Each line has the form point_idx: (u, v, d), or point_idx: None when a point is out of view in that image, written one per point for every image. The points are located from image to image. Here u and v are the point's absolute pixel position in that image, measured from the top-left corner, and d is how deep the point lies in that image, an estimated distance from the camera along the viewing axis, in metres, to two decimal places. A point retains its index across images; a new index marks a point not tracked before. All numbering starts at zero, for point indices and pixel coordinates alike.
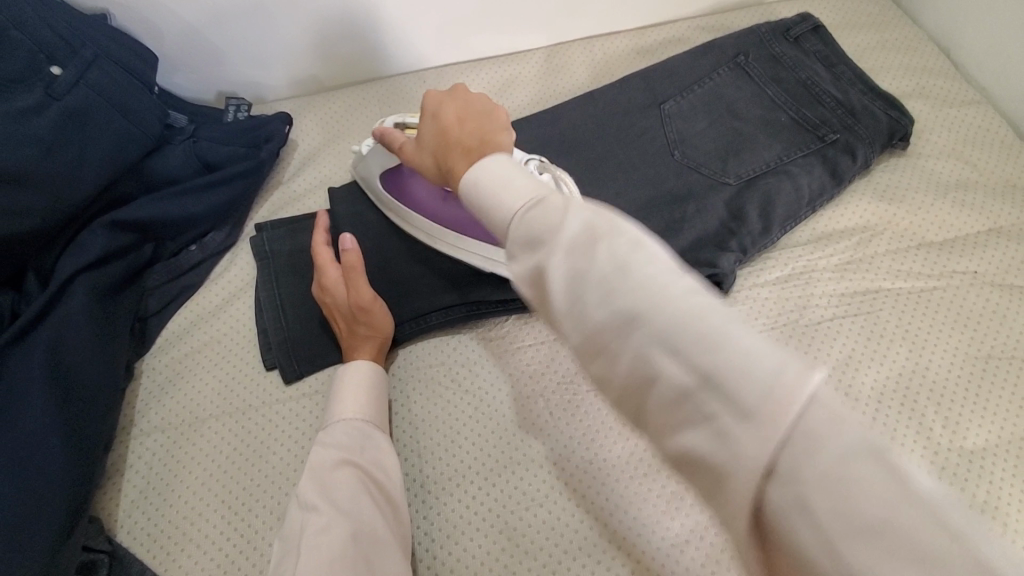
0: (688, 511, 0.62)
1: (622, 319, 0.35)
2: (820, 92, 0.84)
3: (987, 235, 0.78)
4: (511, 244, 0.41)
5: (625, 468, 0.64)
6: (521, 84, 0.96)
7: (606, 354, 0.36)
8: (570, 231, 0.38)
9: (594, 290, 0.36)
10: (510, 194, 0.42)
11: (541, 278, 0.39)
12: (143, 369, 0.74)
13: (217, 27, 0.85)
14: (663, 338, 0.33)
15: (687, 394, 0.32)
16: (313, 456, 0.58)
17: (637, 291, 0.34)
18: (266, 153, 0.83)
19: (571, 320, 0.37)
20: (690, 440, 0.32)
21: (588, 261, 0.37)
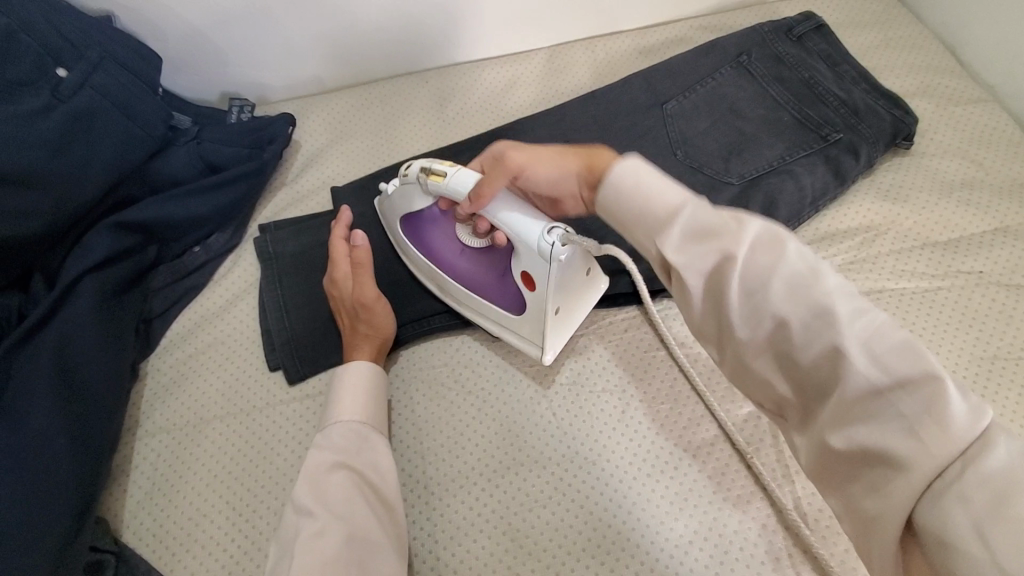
0: (692, 512, 0.62)
1: (803, 323, 0.36)
2: (823, 91, 0.84)
3: (993, 234, 0.78)
4: (672, 235, 0.41)
5: (628, 469, 0.65)
6: (524, 84, 0.96)
7: (772, 351, 0.38)
8: (753, 233, 0.38)
9: (780, 285, 0.36)
10: (662, 194, 0.43)
11: (717, 267, 0.39)
12: (148, 371, 0.74)
13: (220, 29, 0.86)
14: (861, 342, 0.34)
15: (865, 397, 0.34)
16: (308, 459, 0.59)
17: (827, 296, 0.35)
18: (269, 154, 0.83)
19: (741, 323, 0.38)
20: (852, 440, 0.35)
21: (774, 266, 0.37)
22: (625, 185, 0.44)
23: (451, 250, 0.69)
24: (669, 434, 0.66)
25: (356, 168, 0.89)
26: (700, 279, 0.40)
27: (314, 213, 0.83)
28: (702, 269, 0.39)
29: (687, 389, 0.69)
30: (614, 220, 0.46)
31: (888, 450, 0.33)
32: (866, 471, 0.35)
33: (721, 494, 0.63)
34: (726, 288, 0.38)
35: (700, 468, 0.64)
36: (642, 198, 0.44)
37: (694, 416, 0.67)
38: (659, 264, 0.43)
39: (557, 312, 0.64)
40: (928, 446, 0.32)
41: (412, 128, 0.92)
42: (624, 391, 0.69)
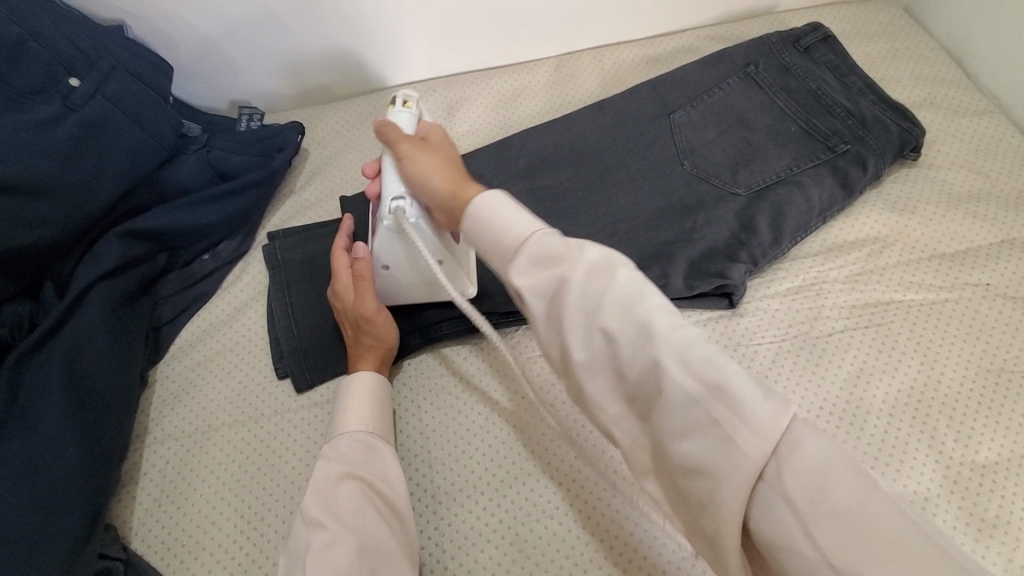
0: None
1: (632, 344, 0.42)
2: (830, 102, 0.84)
3: (1000, 247, 0.78)
4: (522, 257, 0.46)
5: (635, 480, 0.65)
6: (531, 93, 0.97)
7: (611, 365, 0.43)
8: (587, 256, 0.44)
9: (612, 312, 0.42)
10: (518, 223, 0.48)
11: (558, 291, 0.45)
12: (157, 377, 0.75)
13: (231, 38, 0.86)
14: (684, 361, 0.40)
15: (683, 406, 0.40)
16: (317, 470, 0.59)
17: (650, 320, 0.42)
18: (278, 162, 0.83)
19: (577, 343, 0.44)
20: (685, 449, 0.40)
21: (604, 290, 0.43)
22: (487, 211, 0.49)
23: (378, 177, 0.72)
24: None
25: (363, 176, 0.89)
26: (541, 300, 0.46)
27: (322, 221, 0.84)
28: (544, 292, 0.45)
29: None
30: (477, 241, 0.51)
31: (712, 458, 0.39)
32: (693, 479, 0.40)
33: None
34: (568, 315, 0.44)
35: None
36: (499, 224, 0.49)
37: None
38: (510, 283, 0.48)
39: (386, 270, 0.68)
40: (744, 453, 0.38)
41: None
42: None
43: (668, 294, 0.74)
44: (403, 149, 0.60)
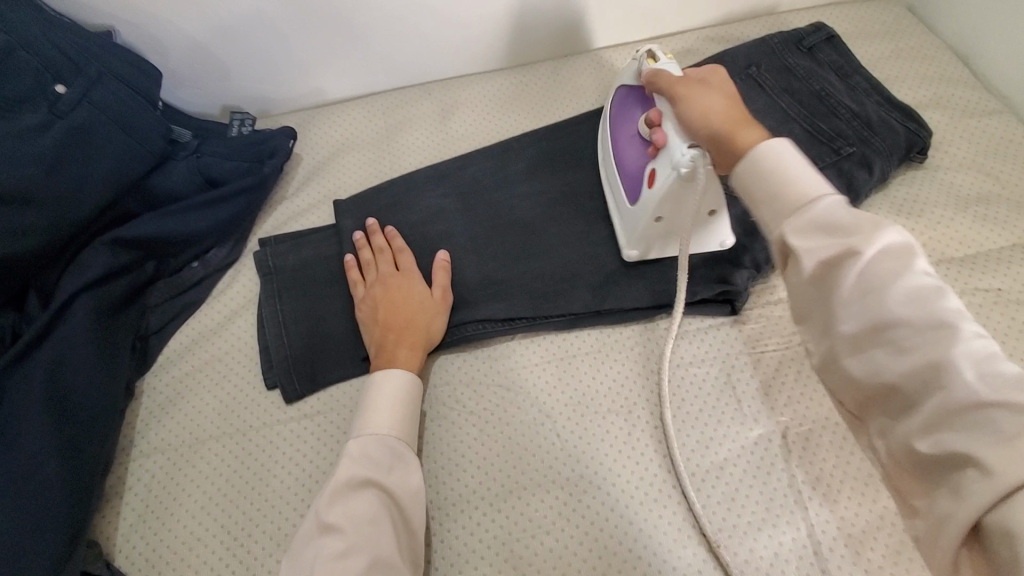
0: (701, 539, 0.60)
1: (917, 331, 0.39)
2: (834, 103, 0.82)
3: (1011, 250, 0.75)
4: (809, 221, 0.43)
5: (633, 493, 0.63)
6: (529, 95, 0.95)
7: (880, 344, 0.40)
8: (897, 236, 0.41)
9: (905, 294, 0.40)
10: (800, 184, 0.45)
11: (845, 257, 0.42)
12: (143, 389, 0.73)
13: (222, 42, 0.85)
14: (978, 364, 0.37)
15: (961, 409, 0.37)
16: (339, 471, 0.56)
17: (941, 310, 0.38)
18: (269, 168, 0.82)
19: (852, 314, 0.41)
20: (935, 444, 0.37)
21: (900, 272, 0.40)
22: (761, 160, 0.47)
23: (630, 130, 0.74)
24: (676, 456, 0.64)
25: (358, 180, 0.88)
26: (818, 267, 0.43)
27: (314, 226, 0.82)
28: (823, 256, 0.42)
29: (696, 410, 0.67)
30: (747, 191, 0.48)
31: (976, 457, 0.35)
32: (947, 475, 0.37)
33: (732, 521, 0.60)
34: (843, 278, 0.42)
35: (708, 494, 0.62)
36: (783, 174, 0.46)
37: (705, 438, 0.65)
38: (778, 245, 0.45)
39: (654, 223, 0.70)
40: (1020, 464, 0.33)
41: (415, 140, 0.91)
42: (630, 412, 0.67)
43: (669, 299, 0.72)
44: (681, 91, 0.60)
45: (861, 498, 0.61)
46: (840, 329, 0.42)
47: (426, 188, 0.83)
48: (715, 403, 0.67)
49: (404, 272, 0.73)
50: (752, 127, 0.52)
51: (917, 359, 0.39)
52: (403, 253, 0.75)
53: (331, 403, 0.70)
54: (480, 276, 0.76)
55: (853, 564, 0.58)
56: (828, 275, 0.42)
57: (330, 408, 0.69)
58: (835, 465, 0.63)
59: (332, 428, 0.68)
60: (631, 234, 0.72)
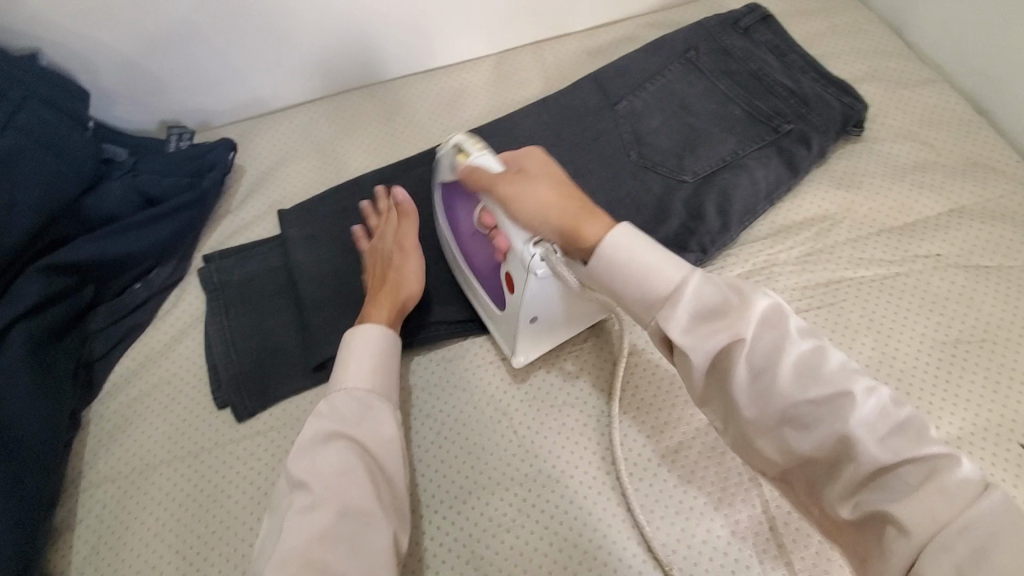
0: (660, 524, 0.60)
1: (817, 405, 0.44)
2: (772, 82, 0.83)
3: (948, 216, 0.77)
4: (677, 317, 0.47)
5: (592, 483, 0.63)
6: (473, 92, 0.94)
7: (784, 423, 0.45)
8: (761, 307, 0.46)
9: (795, 373, 0.44)
10: (662, 277, 0.49)
11: (731, 350, 0.46)
12: (91, 417, 0.71)
13: (152, 55, 0.83)
14: (873, 425, 0.43)
15: (873, 472, 0.43)
16: (306, 428, 0.57)
17: (828, 377, 0.44)
18: (209, 182, 0.80)
19: (753, 402, 0.46)
20: (857, 505, 0.44)
21: (778, 346, 0.45)
22: (621, 256, 0.51)
23: (466, 228, 0.70)
24: (632, 444, 0.65)
25: (304, 189, 0.86)
26: (706, 363, 0.47)
27: (260, 239, 0.81)
28: (709, 350, 0.46)
29: (650, 396, 0.67)
30: (619, 289, 0.51)
31: (890, 514, 0.41)
32: (872, 531, 0.43)
33: (689, 503, 0.61)
34: (735, 371, 0.46)
35: (665, 478, 0.63)
36: (641, 273, 0.50)
37: (660, 423, 0.66)
38: (661, 338, 0.49)
39: (533, 323, 0.64)
40: (923, 514, 0.40)
41: (359, 144, 0.90)
42: (586, 403, 0.68)
43: None
44: (506, 191, 0.59)
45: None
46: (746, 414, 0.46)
47: (372, 192, 0.82)
48: (669, 388, 0.68)
49: (398, 243, 0.71)
50: (598, 221, 0.55)
51: (826, 433, 0.43)
52: (405, 220, 0.72)
53: (284, 418, 0.69)
54: (430, 278, 0.75)
55: (808, 537, 0.59)
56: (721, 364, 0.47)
57: (284, 423, 0.68)
58: None
59: (287, 443, 0.67)
60: (512, 340, 0.66)
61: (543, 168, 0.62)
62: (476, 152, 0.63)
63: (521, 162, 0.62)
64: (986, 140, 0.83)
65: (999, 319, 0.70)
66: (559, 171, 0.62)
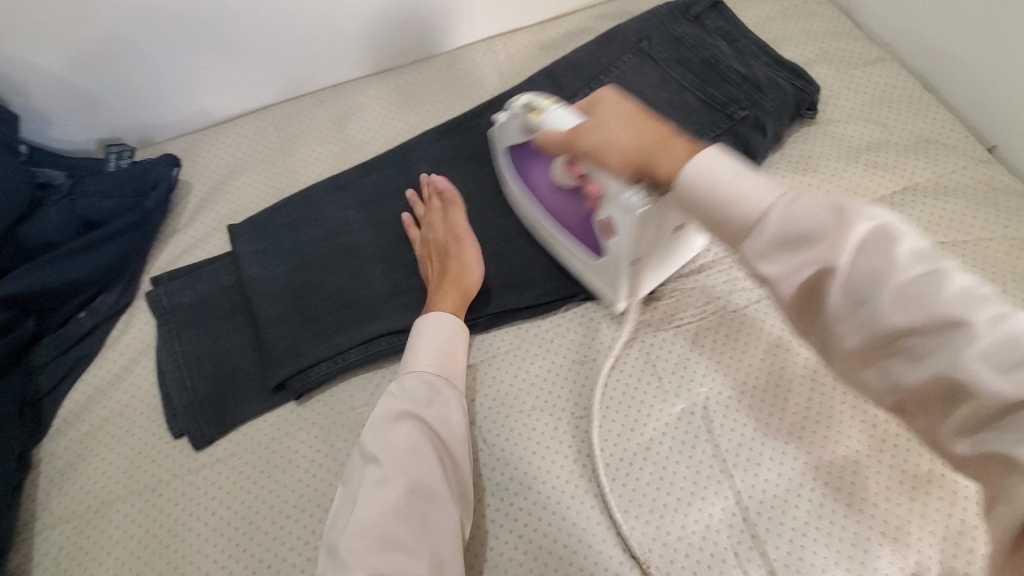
0: (634, 523, 0.60)
1: (930, 334, 0.35)
2: (725, 69, 0.82)
3: (902, 194, 0.78)
4: (764, 245, 0.39)
5: (564, 488, 0.62)
6: (427, 92, 0.92)
7: (889, 354, 0.37)
8: (863, 229, 0.37)
9: (894, 295, 0.36)
10: (747, 200, 0.41)
11: (822, 276, 0.38)
12: (42, 456, 0.68)
13: (84, 71, 0.79)
14: (994, 357, 0.33)
15: (1002, 414, 0.33)
16: (381, 407, 0.60)
17: (942, 300, 0.34)
18: (152, 202, 0.77)
19: (852, 331, 0.38)
20: (973, 447, 0.35)
21: (880, 269, 0.36)
22: (700, 184, 0.43)
23: (546, 187, 0.70)
24: (603, 444, 0.64)
25: (255, 202, 0.83)
26: (795, 293, 0.39)
27: (211, 257, 0.78)
28: (800, 279, 0.38)
29: (618, 394, 0.67)
30: (701, 220, 0.44)
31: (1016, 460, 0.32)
32: (992, 474, 0.34)
33: (662, 500, 0.61)
34: (828, 296, 0.38)
35: (638, 477, 0.62)
36: (719, 197, 0.42)
37: (628, 422, 0.65)
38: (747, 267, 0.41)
39: (636, 263, 0.64)
40: None
41: (311, 152, 0.87)
42: (554, 407, 0.67)
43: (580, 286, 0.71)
44: (584, 142, 0.56)
45: (782, 457, 0.62)
46: (844, 344, 0.38)
47: (325, 201, 0.80)
48: (636, 385, 0.67)
49: (452, 228, 0.73)
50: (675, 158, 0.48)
51: (938, 366, 0.35)
52: (455, 207, 0.74)
53: (245, 443, 0.67)
54: (390, 287, 0.73)
55: (781, 525, 0.59)
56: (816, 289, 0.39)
57: (247, 448, 0.66)
58: (755, 429, 0.63)
59: (249, 470, 0.65)
60: (633, 284, 0.67)
61: (613, 108, 0.55)
62: (550, 106, 0.63)
63: (603, 100, 0.57)
64: (936, 117, 0.84)
65: None
66: (624, 105, 0.55)
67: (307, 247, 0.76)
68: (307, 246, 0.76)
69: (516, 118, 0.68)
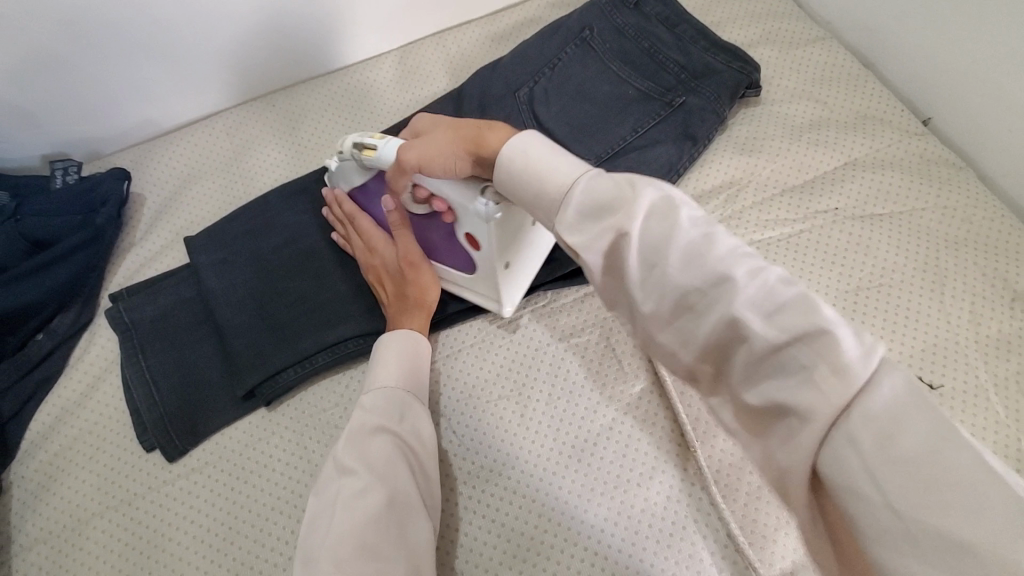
0: (600, 499, 0.63)
1: (704, 293, 0.40)
2: (663, 58, 0.84)
3: (843, 169, 0.81)
4: (569, 218, 0.46)
5: (532, 471, 0.65)
6: (378, 89, 0.92)
7: (680, 311, 0.42)
8: (645, 200, 0.44)
9: (675, 255, 0.41)
10: (560, 173, 0.49)
11: (618, 243, 0.44)
12: (12, 480, 0.68)
13: (18, 89, 0.77)
14: (759, 305, 0.38)
15: (771, 360, 0.37)
16: (351, 420, 0.58)
17: (687, 264, 0.41)
18: (103, 218, 0.76)
19: (646, 294, 0.43)
20: (763, 398, 0.38)
21: (665, 232, 0.42)
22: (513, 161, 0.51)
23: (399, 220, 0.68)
24: (568, 426, 0.67)
25: (211, 211, 0.83)
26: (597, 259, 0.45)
27: (169, 270, 0.77)
28: (601, 246, 0.45)
29: (580, 378, 0.70)
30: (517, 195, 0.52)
31: (788, 404, 0.36)
32: (774, 421, 0.38)
33: (624, 476, 0.64)
34: (624, 260, 0.44)
35: (601, 456, 0.65)
36: (534, 175, 0.50)
37: (590, 404, 0.68)
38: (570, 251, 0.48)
39: (507, 269, 0.67)
40: (819, 398, 0.35)
41: (266, 157, 0.87)
42: (518, 395, 0.69)
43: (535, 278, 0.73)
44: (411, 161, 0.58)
45: None
46: (646, 311, 0.43)
47: (280, 207, 0.79)
48: (598, 369, 0.70)
49: (407, 252, 0.68)
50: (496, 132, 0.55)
51: (710, 327, 0.40)
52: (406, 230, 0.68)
53: (217, 452, 0.68)
54: (351, 289, 0.74)
55: (737, 490, 0.62)
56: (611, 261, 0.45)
57: (222, 458, 0.67)
58: None
59: (225, 476, 0.66)
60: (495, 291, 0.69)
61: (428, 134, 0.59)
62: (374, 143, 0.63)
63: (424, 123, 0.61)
64: (873, 92, 0.87)
65: (897, 260, 0.74)
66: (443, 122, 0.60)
67: (266, 254, 0.76)
68: (265, 253, 0.76)
69: (350, 162, 0.67)
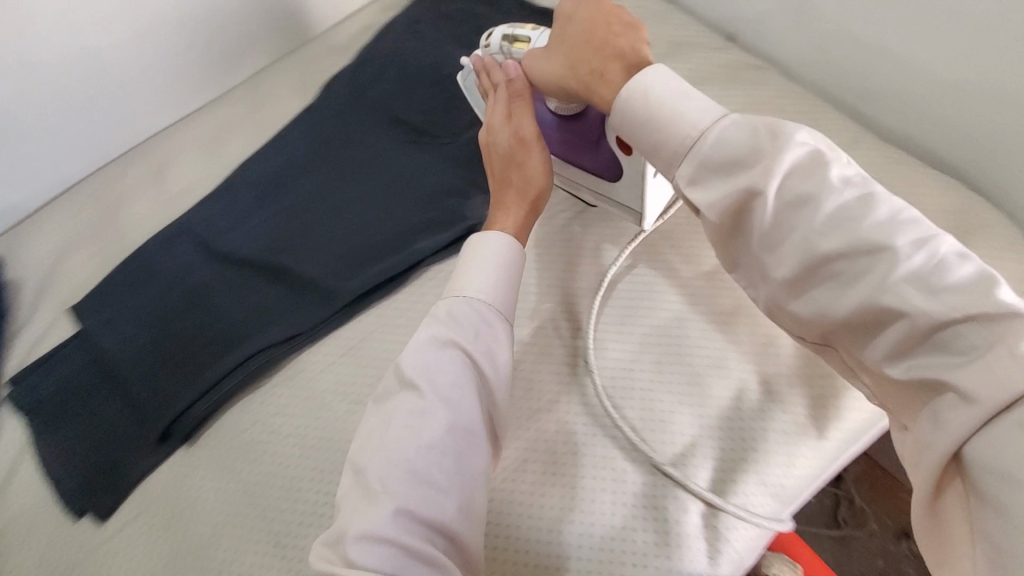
0: (600, 497, 1.04)
1: (853, 271, 0.75)
2: None
3: None
4: (701, 174, 0.83)
5: (520, 490, 1.07)
6: None
7: (821, 282, 0.78)
8: (790, 153, 0.77)
9: (823, 231, 0.76)
10: (690, 123, 0.84)
11: (751, 193, 0.79)
12: None
13: None
14: (923, 281, 0.71)
15: (942, 316, 0.69)
16: (432, 324, 0.95)
17: (869, 234, 0.73)
18: None
19: (797, 258, 0.77)
20: (906, 368, 0.74)
21: (857, 215, 0.75)
22: (639, 97, 0.88)
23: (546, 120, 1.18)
24: (561, 449, 1.09)
25: None
26: (722, 213, 0.82)
27: None
28: (727, 202, 0.81)
29: (548, 412, 1.14)
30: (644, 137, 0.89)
31: (947, 377, 0.69)
32: (915, 389, 0.74)
33: (596, 462, 1.07)
34: (756, 211, 0.79)
35: (575, 468, 1.07)
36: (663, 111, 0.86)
37: (557, 421, 1.12)
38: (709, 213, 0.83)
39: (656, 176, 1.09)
40: (996, 389, 0.65)
41: None
42: (514, 436, 1.12)
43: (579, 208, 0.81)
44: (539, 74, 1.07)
45: (671, 403, 1.11)
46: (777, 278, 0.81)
47: None
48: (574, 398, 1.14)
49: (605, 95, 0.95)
50: (610, 84, 0.93)
51: (851, 300, 0.75)
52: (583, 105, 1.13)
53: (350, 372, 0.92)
54: None
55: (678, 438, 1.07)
56: (769, 239, 0.80)
57: (255, 449, 1.25)
58: None
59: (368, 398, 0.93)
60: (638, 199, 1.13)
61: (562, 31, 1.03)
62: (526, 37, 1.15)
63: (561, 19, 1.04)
64: None
65: None
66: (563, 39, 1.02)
67: None
68: None
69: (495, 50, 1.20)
